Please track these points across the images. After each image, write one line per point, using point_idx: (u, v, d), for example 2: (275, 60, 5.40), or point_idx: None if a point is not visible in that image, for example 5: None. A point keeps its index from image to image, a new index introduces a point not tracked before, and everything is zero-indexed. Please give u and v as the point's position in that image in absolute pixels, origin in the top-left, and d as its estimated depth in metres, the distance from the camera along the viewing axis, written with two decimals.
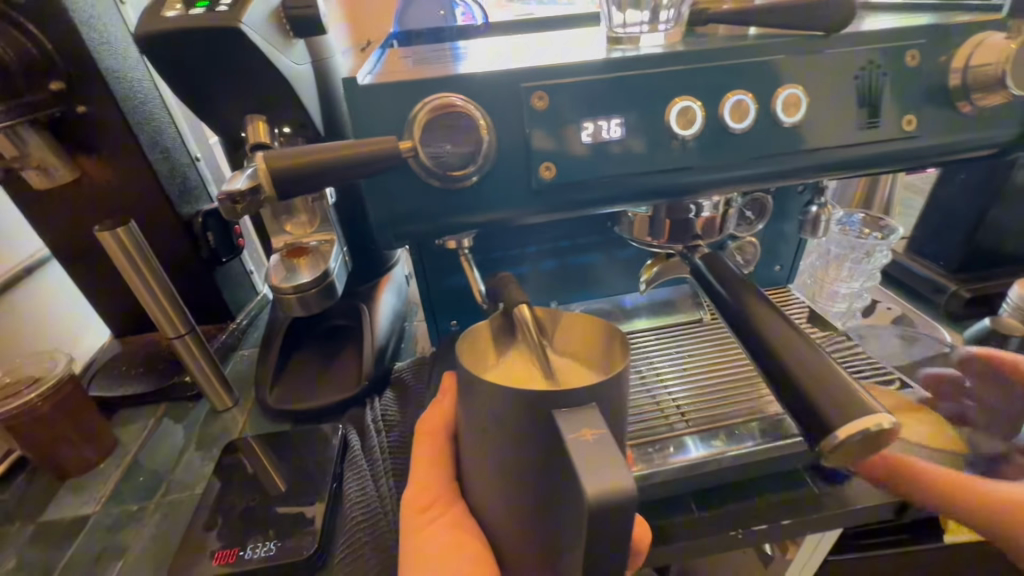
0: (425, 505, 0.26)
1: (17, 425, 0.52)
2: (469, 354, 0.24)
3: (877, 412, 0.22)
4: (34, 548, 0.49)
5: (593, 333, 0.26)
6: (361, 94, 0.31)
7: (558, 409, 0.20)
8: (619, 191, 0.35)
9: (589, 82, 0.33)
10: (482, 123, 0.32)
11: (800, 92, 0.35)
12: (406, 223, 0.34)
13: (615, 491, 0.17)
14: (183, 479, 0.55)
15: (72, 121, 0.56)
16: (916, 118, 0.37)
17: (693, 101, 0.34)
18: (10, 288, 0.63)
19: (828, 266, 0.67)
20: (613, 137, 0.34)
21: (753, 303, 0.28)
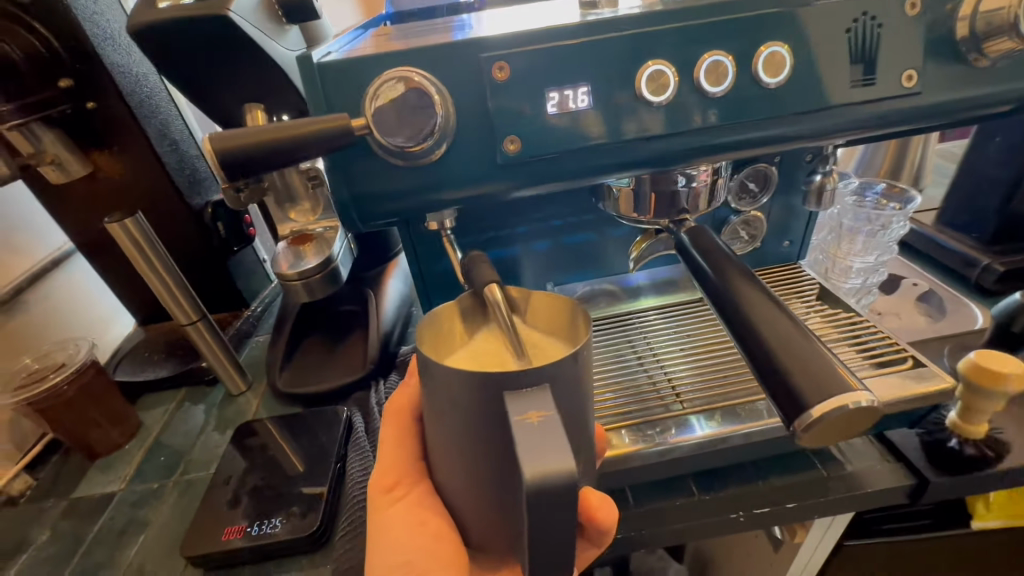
0: (391, 484, 0.26)
1: (46, 408, 0.55)
2: (432, 339, 0.24)
3: (856, 390, 0.20)
4: (66, 521, 0.53)
5: (562, 310, 0.26)
6: (323, 74, 0.30)
7: (508, 391, 0.20)
8: (592, 163, 0.34)
9: (552, 49, 0.31)
10: (438, 98, 0.31)
11: (785, 51, 0.32)
12: (375, 205, 0.34)
13: (554, 474, 0.18)
14: (201, 458, 0.58)
15: (82, 117, 0.57)
16: (918, 72, 0.34)
17: (665, 65, 0.32)
18: (40, 279, 0.67)
19: (840, 240, 0.63)
20: (580, 107, 0.32)
21: (735, 278, 0.27)
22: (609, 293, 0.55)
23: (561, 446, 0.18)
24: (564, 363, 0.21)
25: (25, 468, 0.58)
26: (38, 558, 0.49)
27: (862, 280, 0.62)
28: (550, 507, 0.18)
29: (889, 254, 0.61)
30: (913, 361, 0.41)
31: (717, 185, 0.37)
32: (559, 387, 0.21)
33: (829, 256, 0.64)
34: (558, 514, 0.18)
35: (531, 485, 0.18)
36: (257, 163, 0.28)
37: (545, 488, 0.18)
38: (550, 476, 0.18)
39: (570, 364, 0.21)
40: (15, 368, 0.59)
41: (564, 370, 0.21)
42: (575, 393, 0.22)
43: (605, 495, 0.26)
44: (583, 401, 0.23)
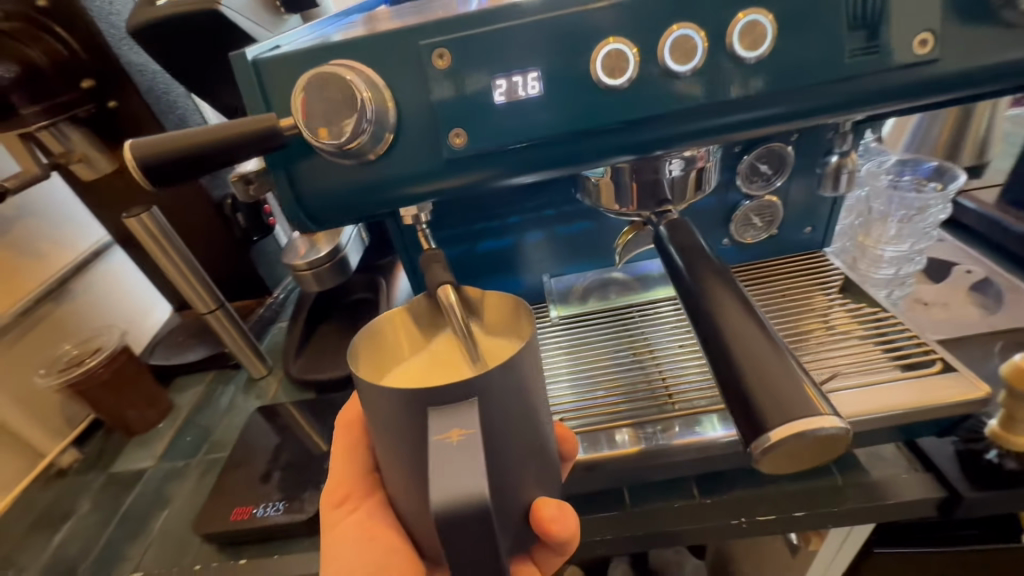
0: (341, 498, 0.25)
1: (84, 388, 0.60)
2: (374, 356, 0.23)
3: (822, 414, 0.18)
4: (105, 493, 0.57)
5: (511, 308, 0.24)
6: (257, 71, 0.28)
7: (432, 406, 0.20)
8: (555, 155, 0.31)
9: (497, 31, 0.28)
10: (367, 94, 0.27)
11: (767, 20, 0.28)
12: (325, 207, 0.32)
13: (464, 497, 0.17)
14: (222, 439, 0.61)
15: (105, 116, 0.60)
16: (935, 36, 0.29)
17: (625, 43, 0.28)
18: (85, 269, 0.72)
19: (870, 226, 0.57)
20: (530, 94, 0.29)
21: (710, 280, 0.24)
22: (620, 283, 0.52)
23: (476, 466, 0.18)
24: (492, 376, 0.20)
25: (73, 443, 0.64)
26: (80, 526, 0.54)
27: (894, 270, 0.56)
28: (463, 528, 0.18)
29: (927, 241, 0.55)
30: (942, 364, 0.36)
31: (705, 169, 0.34)
32: (490, 403, 0.20)
33: (855, 244, 0.58)
34: (474, 534, 0.18)
35: (438, 511, 0.17)
36: (194, 163, 0.26)
37: (454, 512, 0.17)
38: (460, 500, 0.17)
39: (499, 376, 0.20)
40: (59, 353, 0.64)
41: (494, 381, 0.20)
42: (516, 401, 0.22)
43: (564, 506, 0.24)
44: (529, 409, 0.22)
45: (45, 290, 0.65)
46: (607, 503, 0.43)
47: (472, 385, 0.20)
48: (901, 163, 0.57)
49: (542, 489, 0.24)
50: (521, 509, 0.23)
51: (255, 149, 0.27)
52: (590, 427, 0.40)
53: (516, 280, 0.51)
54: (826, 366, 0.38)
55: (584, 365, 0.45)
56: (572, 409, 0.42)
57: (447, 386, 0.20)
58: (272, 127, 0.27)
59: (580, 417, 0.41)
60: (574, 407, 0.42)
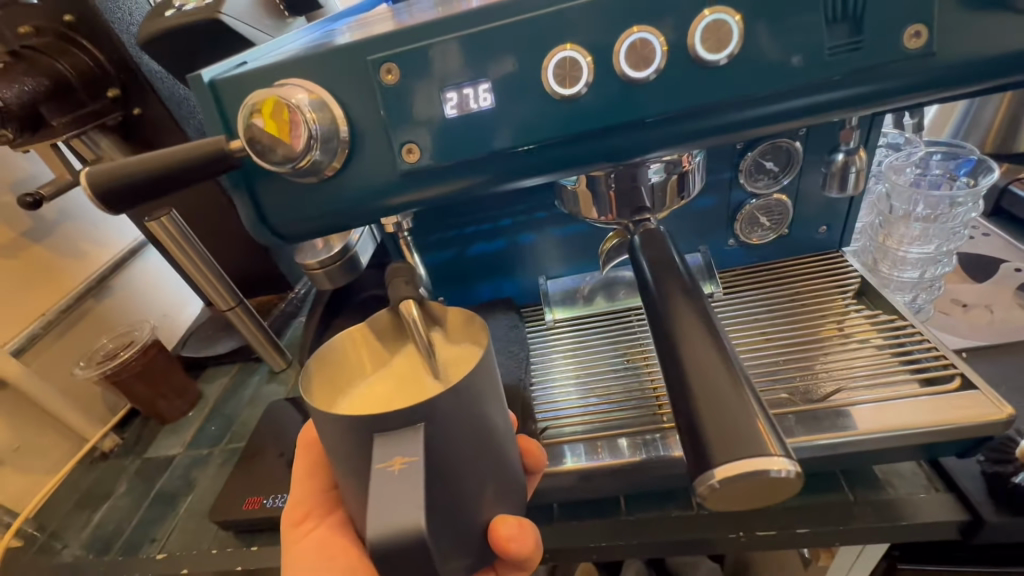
0: (303, 516, 0.26)
1: (119, 379, 0.64)
2: (332, 380, 0.24)
3: (773, 455, 0.17)
4: (137, 478, 0.62)
5: (469, 320, 0.24)
6: (215, 92, 0.29)
7: (378, 431, 0.19)
8: (518, 165, 0.30)
9: (444, 44, 0.27)
10: (311, 114, 0.27)
11: (732, 20, 0.26)
12: (296, 222, 0.32)
13: (401, 530, 0.17)
14: (244, 429, 0.64)
15: (132, 122, 0.63)
16: (931, 26, 0.26)
17: (579, 50, 0.27)
18: (122, 266, 0.77)
19: (891, 226, 0.51)
20: (483, 107, 0.28)
21: (676, 298, 0.23)
22: (629, 284, 0.50)
23: (415, 498, 0.17)
24: (437, 400, 0.19)
25: (113, 429, 0.69)
26: (114, 506, 0.59)
27: (919, 271, 0.52)
28: (398, 563, 0.17)
29: (956, 240, 0.49)
30: (962, 381, 0.33)
31: (688, 173, 0.32)
32: (439, 429, 0.20)
33: (876, 244, 0.53)
34: (408, 567, 0.17)
35: (376, 542, 0.16)
36: (150, 191, 0.27)
37: (390, 546, 0.17)
38: (394, 533, 0.17)
39: (446, 403, 0.19)
40: (97, 346, 0.69)
41: (442, 404, 0.20)
42: (470, 427, 0.21)
43: (523, 525, 0.24)
44: (486, 431, 0.22)
45: (86, 287, 0.71)
46: (602, 510, 0.43)
47: (418, 410, 0.19)
48: (925, 150, 0.51)
49: (502, 506, 0.24)
50: (480, 530, 0.23)
51: (211, 173, 0.27)
52: (585, 435, 0.39)
53: (514, 281, 0.51)
54: (832, 378, 0.36)
55: (579, 369, 0.44)
56: (566, 414, 0.41)
57: (386, 411, 0.19)
58: (221, 151, 0.27)
59: (575, 424, 0.40)
60: (569, 413, 0.41)
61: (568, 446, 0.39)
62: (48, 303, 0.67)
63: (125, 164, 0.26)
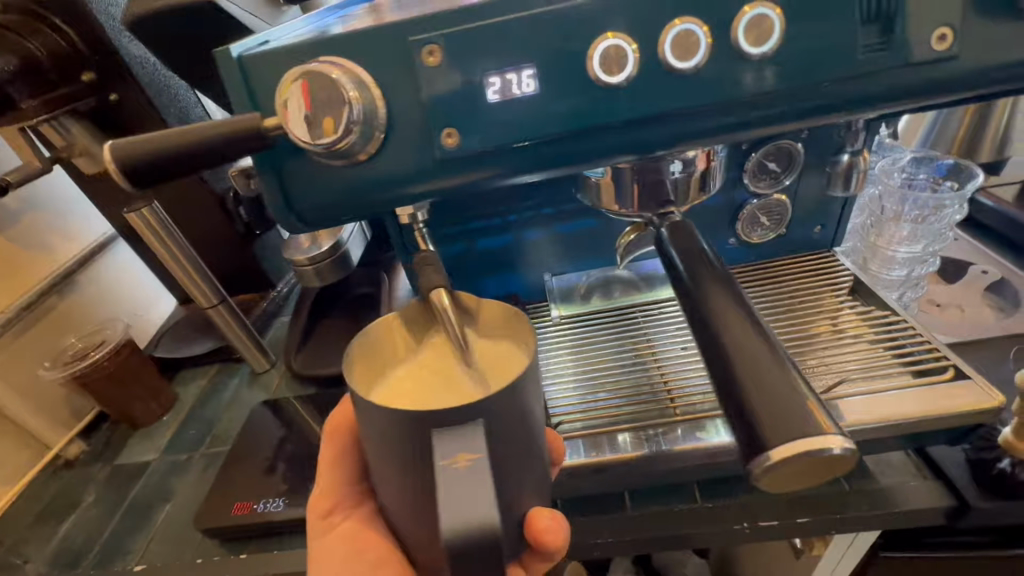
0: (330, 509, 0.24)
1: (88, 381, 0.60)
2: (367, 365, 0.23)
3: (827, 433, 0.17)
4: (109, 485, 0.58)
5: (512, 317, 0.23)
6: (242, 68, 0.28)
7: (437, 427, 0.18)
8: (555, 156, 0.30)
9: (485, 28, 0.27)
10: (352, 93, 0.26)
11: (774, 15, 0.27)
12: (316, 211, 0.31)
13: (475, 527, 0.16)
14: (225, 433, 0.61)
15: (107, 108, 0.60)
16: (955, 30, 0.27)
17: (624, 39, 0.27)
18: (89, 262, 0.72)
19: (882, 225, 0.54)
20: (525, 92, 0.28)
21: (711, 286, 0.23)
22: (624, 282, 0.51)
23: (487, 496, 0.16)
24: (496, 393, 0.18)
25: (79, 434, 0.64)
26: (84, 517, 0.55)
27: (907, 271, 0.54)
28: (470, 562, 0.16)
29: (942, 241, 0.52)
30: (955, 371, 0.35)
31: (710, 170, 0.33)
32: (495, 423, 0.19)
33: (866, 244, 0.55)
34: (478, 568, 0.16)
35: (450, 539, 0.15)
36: (171, 173, 0.25)
37: (462, 544, 0.16)
38: (469, 530, 0.16)
39: (507, 394, 0.19)
40: (64, 346, 0.65)
41: (501, 399, 0.19)
42: (522, 421, 0.20)
43: (558, 517, 0.23)
44: (534, 424, 0.21)
45: (51, 282, 0.66)
46: (607, 505, 0.43)
47: (475, 405, 0.18)
48: (913, 158, 0.54)
49: (537, 498, 0.23)
50: (517, 520, 0.22)
51: (236, 148, 0.26)
52: (590, 429, 0.39)
53: (516, 278, 0.51)
54: (834, 370, 0.37)
55: (585, 365, 0.44)
56: (571, 410, 0.41)
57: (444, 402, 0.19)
58: (257, 130, 0.26)
59: (580, 419, 0.40)
60: (575, 408, 0.41)
61: (572, 441, 0.39)
62: (8, 299, 0.63)
63: (136, 139, 0.25)
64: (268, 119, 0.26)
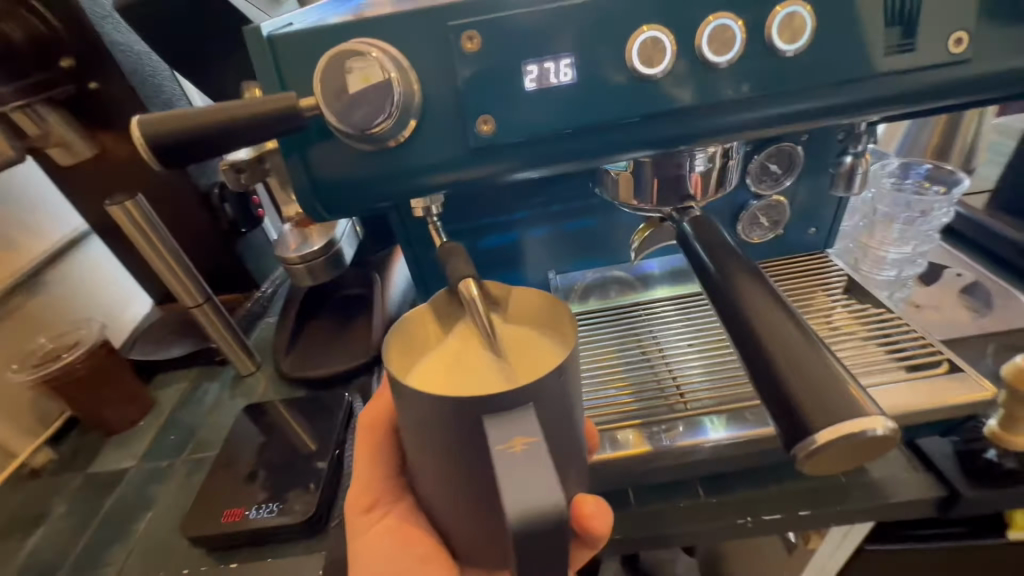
0: (370, 504, 0.24)
1: (59, 385, 0.57)
2: (402, 348, 0.22)
3: (872, 414, 0.18)
4: (82, 495, 0.55)
5: (549, 306, 0.23)
6: (272, 48, 0.27)
7: (487, 414, 0.18)
8: (587, 148, 0.30)
9: (527, 14, 0.27)
10: (394, 74, 0.26)
11: (805, 12, 0.28)
12: (338, 198, 0.30)
13: (543, 511, 0.15)
14: (209, 438, 0.58)
15: (85, 97, 0.57)
16: (970, 34, 0.29)
17: (661, 31, 0.27)
18: (59, 259, 0.68)
19: (875, 226, 0.61)
20: (563, 81, 0.28)
21: (741, 278, 0.24)
22: (622, 281, 0.52)
23: (548, 479, 0.16)
24: (547, 378, 0.18)
25: (47, 442, 0.61)
26: (56, 529, 0.52)
27: (896, 271, 0.58)
28: (536, 549, 0.15)
29: (930, 241, 0.58)
30: (949, 365, 0.37)
31: (729, 166, 0.34)
32: (545, 407, 0.19)
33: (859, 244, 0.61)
34: (542, 554, 0.16)
35: (516, 526, 0.15)
36: (197, 148, 0.26)
37: (533, 532, 0.15)
38: (536, 515, 0.15)
39: (557, 377, 0.19)
40: (32, 348, 0.61)
41: (551, 384, 0.19)
42: (565, 408, 0.20)
43: (600, 502, 0.23)
44: (576, 414, 0.21)
45: (17, 281, 0.62)
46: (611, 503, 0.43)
47: (529, 389, 0.18)
48: (901, 164, 0.61)
49: (581, 487, 0.23)
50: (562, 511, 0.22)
51: (270, 127, 0.26)
52: (598, 426, 0.39)
53: (519, 277, 0.51)
54: None
55: (591, 363, 0.44)
56: None
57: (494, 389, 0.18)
58: (291, 108, 0.26)
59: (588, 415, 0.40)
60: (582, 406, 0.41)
61: None
62: None
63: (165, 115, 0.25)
64: (303, 99, 0.26)
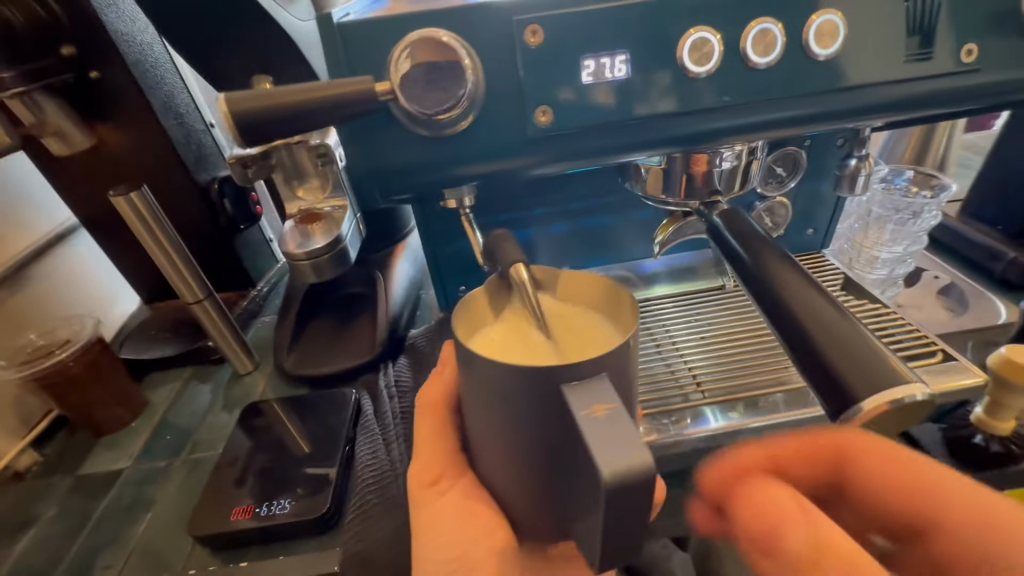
0: (435, 479, 0.26)
1: (50, 382, 0.55)
2: (467, 319, 0.23)
3: (912, 382, 0.20)
4: (74, 496, 0.53)
5: (609, 294, 0.24)
6: (345, 37, 0.30)
7: (566, 384, 0.19)
8: (631, 136, 0.34)
9: (589, 12, 0.31)
10: (468, 63, 0.31)
11: (837, 18, 0.31)
12: (397, 179, 0.34)
13: (632, 468, 0.16)
14: (208, 437, 0.57)
15: (84, 85, 0.56)
16: (980, 47, 0.33)
17: (708, 31, 0.31)
18: (46, 254, 0.66)
19: (868, 229, 0.64)
20: (617, 76, 0.32)
21: (774, 265, 0.26)
22: (623, 280, 0.52)
23: (631, 438, 0.17)
24: (618, 350, 0.20)
25: (31, 443, 0.58)
26: (45, 533, 0.50)
27: (888, 271, 0.62)
28: (623, 504, 0.17)
29: (918, 243, 0.62)
30: (943, 355, 0.40)
31: (751, 165, 0.37)
32: (618, 379, 0.20)
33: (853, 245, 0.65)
34: (627, 508, 0.17)
35: (609, 482, 0.16)
36: (275, 125, 0.29)
37: (626, 485, 0.16)
38: (626, 473, 0.16)
39: (626, 349, 0.20)
40: (19, 344, 0.59)
41: (620, 357, 0.20)
42: (627, 385, 0.21)
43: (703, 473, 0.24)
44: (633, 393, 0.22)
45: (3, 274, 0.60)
46: None
47: (604, 360, 0.19)
48: (890, 170, 0.65)
49: None
50: None
51: (350, 108, 0.29)
52: None
53: None
54: None
55: None
56: None
57: (569, 361, 0.19)
58: (370, 93, 0.29)
59: None
60: None
61: None
62: None
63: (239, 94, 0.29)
64: (378, 84, 0.30)
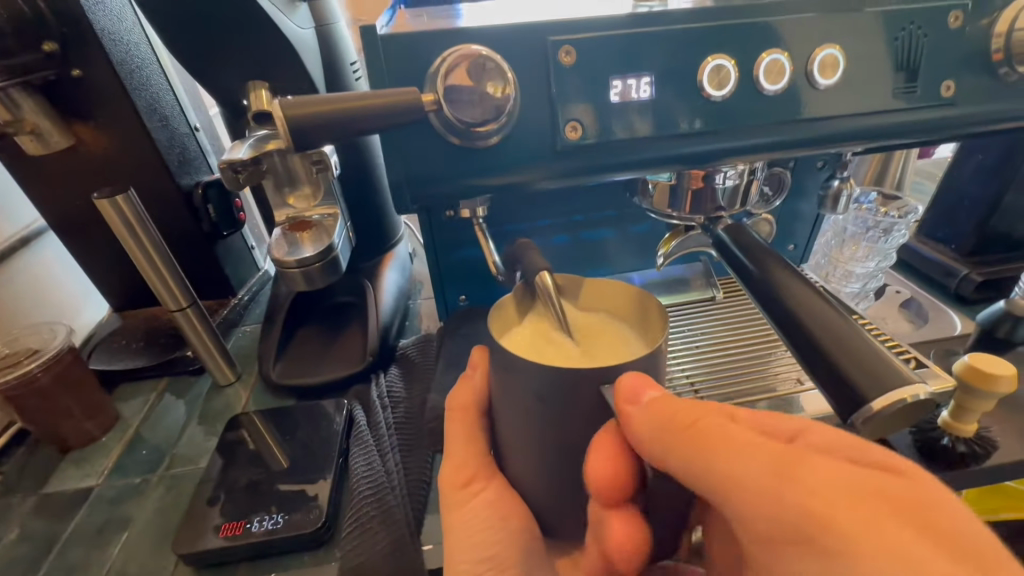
0: (468, 479, 0.27)
1: (15, 395, 0.51)
2: (499, 322, 0.24)
3: (914, 384, 0.24)
4: (38, 517, 0.49)
5: (632, 301, 0.25)
6: (380, 47, 0.31)
7: (606, 384, 0.20)
8: (649, 153, 0.35)
9: (618, 37, 0.33)
10: (509, 78, 0.32)
11: (836, 52, 0.35)
12: (424, 186, 0.35)
13: None
14: (187, 452, 0.54)
15: (66, 84, 0.53)
16: (956, 82, 0.37)
17: (725, 58, 0.34)
18: (9, 258, 0.62)
19: (844, 246, 0.69)
20: (641, 96, 0.34)
21: (779, 273, 0.31)
22: None
23: None
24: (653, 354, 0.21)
25: None
26: (7, 559, 0.46)
27: (860, 285, 0.67)
28: None
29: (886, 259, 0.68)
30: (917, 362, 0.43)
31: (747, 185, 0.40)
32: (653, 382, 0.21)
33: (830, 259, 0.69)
34: None
35: None
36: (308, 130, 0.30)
37: None
38: None
39: (659, 354, 0.21)
40: None
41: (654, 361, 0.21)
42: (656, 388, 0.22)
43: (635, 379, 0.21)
44: None
45: None
46: None
47: (640, 363, 0.20)
48: (860, 191, 0.68)
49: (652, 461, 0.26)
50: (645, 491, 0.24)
51: (387, 119, 0.30)
52: None
53: None
54: None
55: None
56: None
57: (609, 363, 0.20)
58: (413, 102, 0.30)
59: None
60: None
61: None
62: None
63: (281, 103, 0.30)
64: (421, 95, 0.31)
